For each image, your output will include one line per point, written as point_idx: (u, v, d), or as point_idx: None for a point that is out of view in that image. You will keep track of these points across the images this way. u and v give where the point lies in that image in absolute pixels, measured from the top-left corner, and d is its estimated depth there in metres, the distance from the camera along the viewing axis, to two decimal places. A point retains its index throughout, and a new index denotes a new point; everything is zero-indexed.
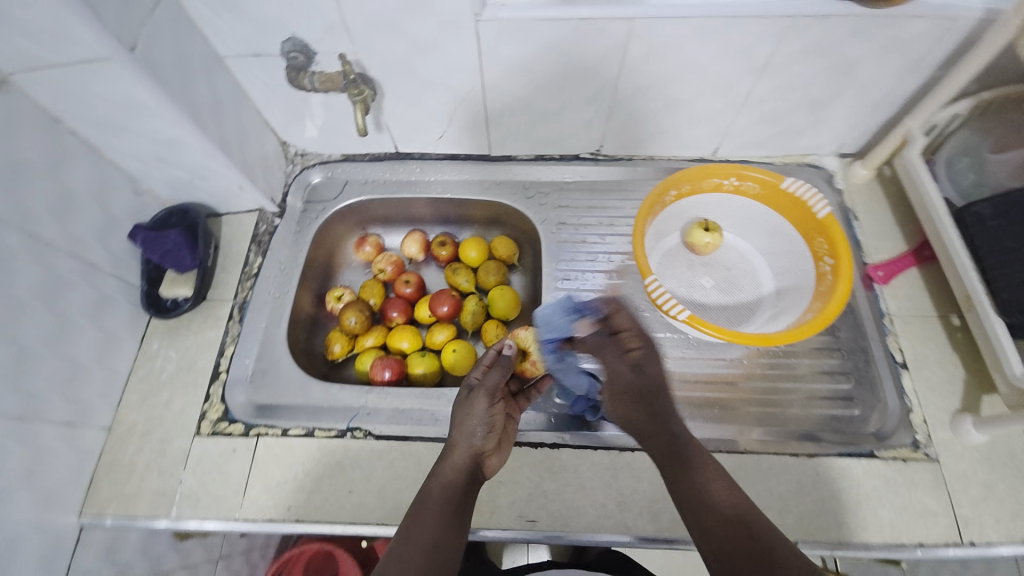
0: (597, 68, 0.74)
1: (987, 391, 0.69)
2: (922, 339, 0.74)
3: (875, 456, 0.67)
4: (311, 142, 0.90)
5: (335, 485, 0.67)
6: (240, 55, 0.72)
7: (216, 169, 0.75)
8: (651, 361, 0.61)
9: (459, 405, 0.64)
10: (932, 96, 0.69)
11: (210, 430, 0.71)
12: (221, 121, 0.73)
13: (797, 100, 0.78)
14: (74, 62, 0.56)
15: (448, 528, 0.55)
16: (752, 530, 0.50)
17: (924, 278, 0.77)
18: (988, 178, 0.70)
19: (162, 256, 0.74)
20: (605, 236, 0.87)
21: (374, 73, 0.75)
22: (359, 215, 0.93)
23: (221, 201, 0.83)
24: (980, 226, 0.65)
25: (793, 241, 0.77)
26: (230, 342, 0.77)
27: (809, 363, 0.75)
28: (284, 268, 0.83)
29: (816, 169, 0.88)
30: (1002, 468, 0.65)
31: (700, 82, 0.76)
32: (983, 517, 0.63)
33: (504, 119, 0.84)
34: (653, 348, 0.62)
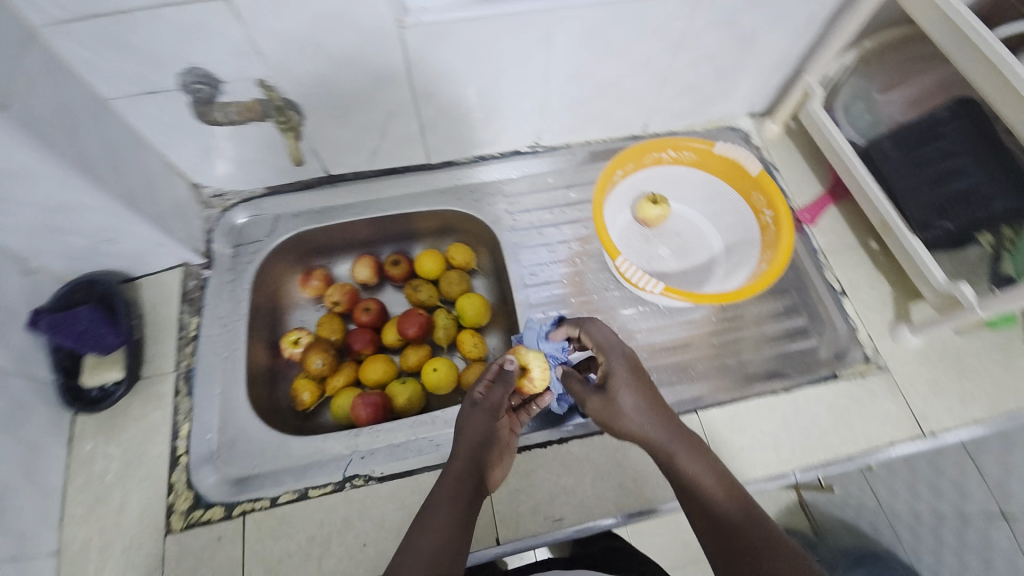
0: (527, 61, 0.73)
1: (914, 299, 0.79)
2: (852, 266, 0.83)
3: (839, 378, 0.75)
4: (226, 180, 0.81)
5: (346, 542, 0.62)
6: (131, 95, 0.63)
7: (127, 228, 0.65)
8: (620, 369, 0.58)
9: (461, 420, 0.60)
10: (825, 52, 0.77)
11: (183, 524, 0.62)
12: (121, 173, 0.63)
13: (711, 70, 0.84)
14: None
15: (452, 538, 0.50)
16: (748, 524, 0.49)
17: (842, 213, 0.87)
18: (882, 116, 0.80)
19: (77, 339, 0.63)
20: (560, 226, 0.88)
21: (292, 95, 0.69)
22: (299, 249, 0.85)
23: (135, 263, 0.73)
24: (884, 158, 0.74)
25: (732, 199, 0.82)
26: (184, 420, 0.67)
27: (764, 309, 0.81)
28: (227, 324, 0.74)
29: (734, 130, 0.95)
30: (939, 363, 0.75)
31: (626, 63, 0.78)
32: (935, 408, 0.72)
33: (439, 125, 0.81)
34: (619, 358, 0.59)
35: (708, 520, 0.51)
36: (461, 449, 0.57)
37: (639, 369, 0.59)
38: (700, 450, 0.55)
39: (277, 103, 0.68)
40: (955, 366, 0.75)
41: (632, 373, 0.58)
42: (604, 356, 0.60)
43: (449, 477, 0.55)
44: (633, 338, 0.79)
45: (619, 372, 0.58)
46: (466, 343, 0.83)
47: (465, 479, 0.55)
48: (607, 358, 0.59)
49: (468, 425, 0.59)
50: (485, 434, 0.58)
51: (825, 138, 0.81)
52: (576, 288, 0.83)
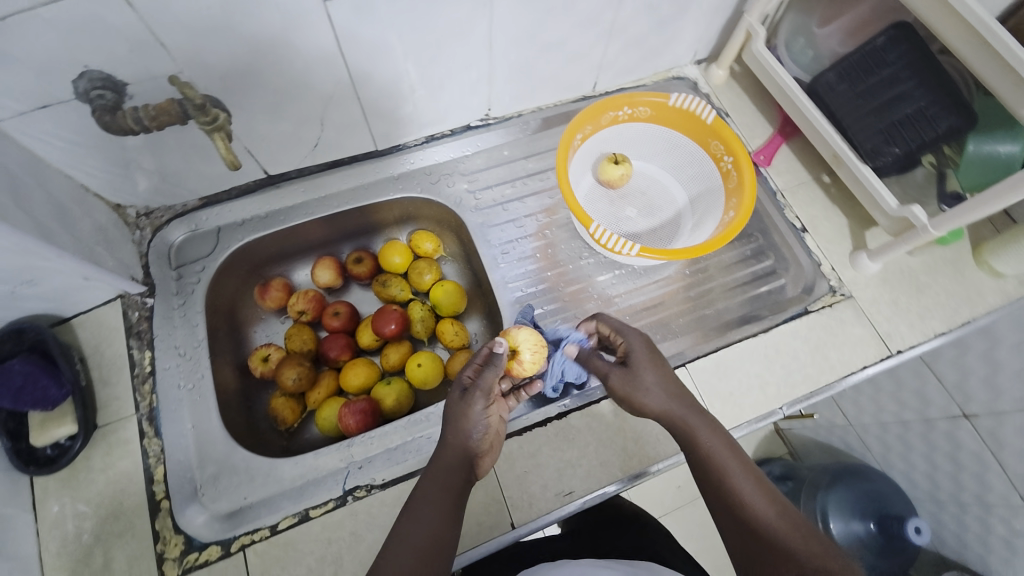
0: (469, 27, 0.68)
1: (868, 227, 0.83)
2: (810, 202, 0.85)
3: (810, 311, 0.78)
4: (153, 196, 0.73)
5: (359, 556, 0.60)
6: (20, 112, 0.54)
7: (46, 265, 0.58)
8: (637, 351, 0.61)
9: (452, 406, 0.58)
10: None
11: (179, 569, 0.58)
12: (25, 202, 0.55)
13: (656, 18, 0.81)
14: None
15: (440, 539, 0.50)
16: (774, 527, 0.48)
17: (794, 151, 0.89)
18: (822, 50, 0.81)
19: (15, 398, 0.57)
20: (525, 200, 0.85)
21: (213, 91, 0.61)
22: (250, 260, 0.79)
23: (63, 302, 0.65)
24: (832, 92, 0.76)
25: (692, 150, 0.82)
26: (157, 463, 0.62)
27: (730, 256, 0.84)
28: (186, 353, 0.68)
29: (682, 80, 0.95)
30: (896, 284, 0.80)
31: (571, 20, 0.75)
32: (898, 327, 0.77)
33: (383, 108, 0.75)
34: (637, 339, 0.62)
35: (728, 502, 0.51)
36: (452, 438, 0.56)
37: (656, 350, 0.62)
38: (717, 431, 0.56)
39: (197, 101, 0.59)
40: (911, 285, 0.80)
41: (650, 353, 0.61)
42: (622, 336, 0.63)
43: (440, 470, 0.54)
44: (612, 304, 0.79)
45: (636, 350, 0.61)
46: (447, 333, 0.80)
47: (455, 474, 0.54)
48: (626, 338, 0.62)
49: (460, 413, 0.56)
50: (477, 425, 0.56)
51: (772, 78, 0.81)
52: (550, 260, 0.82)
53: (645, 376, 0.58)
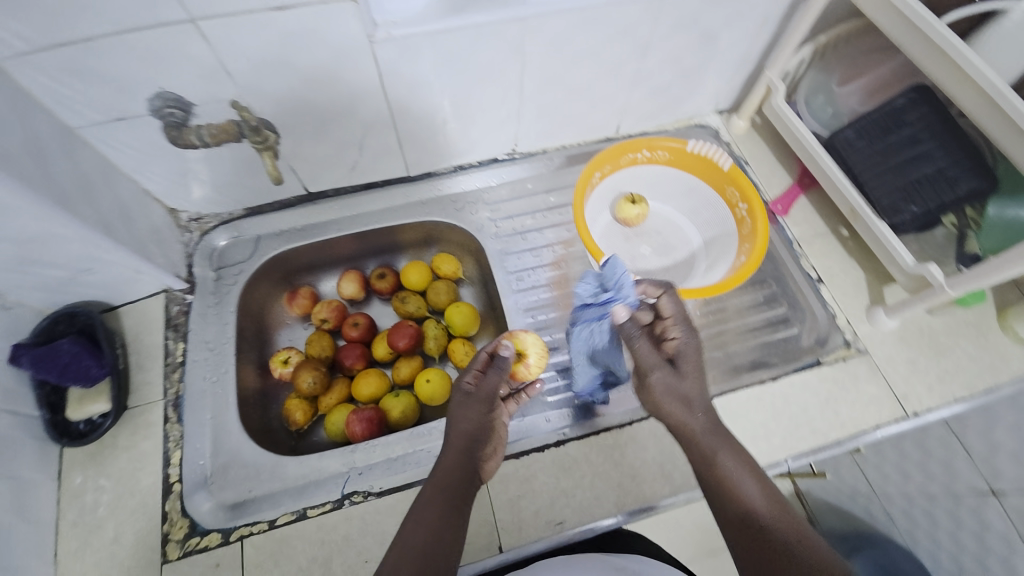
0: (500, 70, 0.74)
1: (886, 283, 0.83)
2: (827, 254, 0.86)
3: (821, 363, 0.77)
4: (204, 204, 0.80)
5: (348, 561, 0.61)
6: (102, 123, 0.63)
7: (105, 256, 0.65)
8: (687, 352, 0.58)
9: (455, 409, 0.61)
10: (783, 48, 0.80)
11: (180, 552, 0.61)
12: (95, 200, 0.62)
13: (678, 69, 0.86)
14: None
15: (442, 538, 0.53)
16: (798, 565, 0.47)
17: (813, 203, 0.90)
18: (842, 107, 0.83)
19: (60, 373, 0.61)
20: (543, 231, 0.89)
21: (266, 115, 0.69)
22: (284, 267, 0.85)
23: (114, 291, 0.71)
24: (850, 148, 0.77)
25: (708, 195, 0.85)
26: (175, 447, 0.66)
27: (740, 301, 0.83)
28: (214, 348, 0.74)
29: (704, 128, 0.98)
30: (915, 343, 0.78)
31: (595, 67, 0.80)
32: (916, 388, 0.75)
33: (418, 137, 0.81)
34: (691, 339, 0.59)
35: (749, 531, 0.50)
36: (455, 440, 0.58)
37: (704, 361, 0.59)
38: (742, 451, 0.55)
39: (252, 123, 0.69)
40: (932, 346, 0.77)
41: (698, 363, 0.58)
42: (677, 331, 0.59)
43: (441, 472, 0.57)
44: None
45: (687, 356, 0.58)
46: (457, 352, 0.84)
47: (457, 476, 0.57)
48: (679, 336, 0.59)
49: (461, 417, 0.59)
50: (479, 428, 0.59)
51: (791, 132, 0.84)
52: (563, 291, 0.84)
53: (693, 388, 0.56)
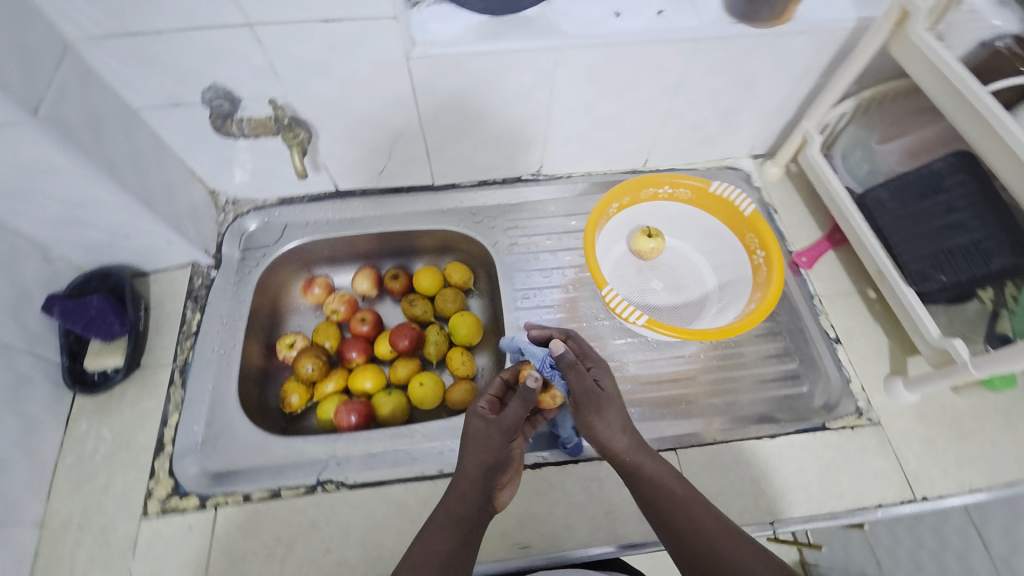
0: (530, 94, 0.77)
1: (910, 353, 0.78)
2: (848, 314, 0.82)
3: (827, 428, 0.73)
4: (242, 188, 0.86)
5: (310, 547, 0.62)
6: (158, 105, 0.69)
7: (143, 225, 0.70)
8: (606, 376, 0.60)
9: (467, 436, 0.61)
10: (823, 100, 0.79)
11: (159, 510, 0.64)
12: (142, 174, 0.68)
13: (712, 110, 0.86)
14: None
15: (454, 563, 0.54)
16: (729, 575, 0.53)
17: (840, 259, 0.86)
18: (880, 166, 0.81)
19: (86, 325, 0.67)
20: (556, 253, 0.89)
21: (307, 114, 0.74)
22: (305, 256, 0.90)
23: (148, 258, 0.77)
24: (880, 208, 0.74)
25: (728, 238, 0.83)
26: (174, 410, 0.70)
27: (754, 349, 0.80)
28: (227, 322, 0.78)
29: (735, 170, 0.97)
30: (936, 422, 0.72)
31: (626, 100, 0.81)
32: (930, 470, 0.69)
33: (446, 149, 0.85)
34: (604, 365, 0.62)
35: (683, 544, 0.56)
36: (472, 467, 0.59)
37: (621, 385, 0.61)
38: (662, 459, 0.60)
39: (285, 120, 0.71)
40: (953, 428, 0.72)
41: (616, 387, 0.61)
42: (591, 363, 0.61)
43: (455, 497, 0.59)
44: (621, 369, 0.78)
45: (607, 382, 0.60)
46: (455, 360, 0.84)
47: (470, 503, 0.58)
48: (595, 366, 0.61)
49: (476, 444, 0.60)
50: (494, 456, 0.59)
51: (823, 184, 0.82)
52: (569, 314, 0.84)
53: (610, 414, 0.58)
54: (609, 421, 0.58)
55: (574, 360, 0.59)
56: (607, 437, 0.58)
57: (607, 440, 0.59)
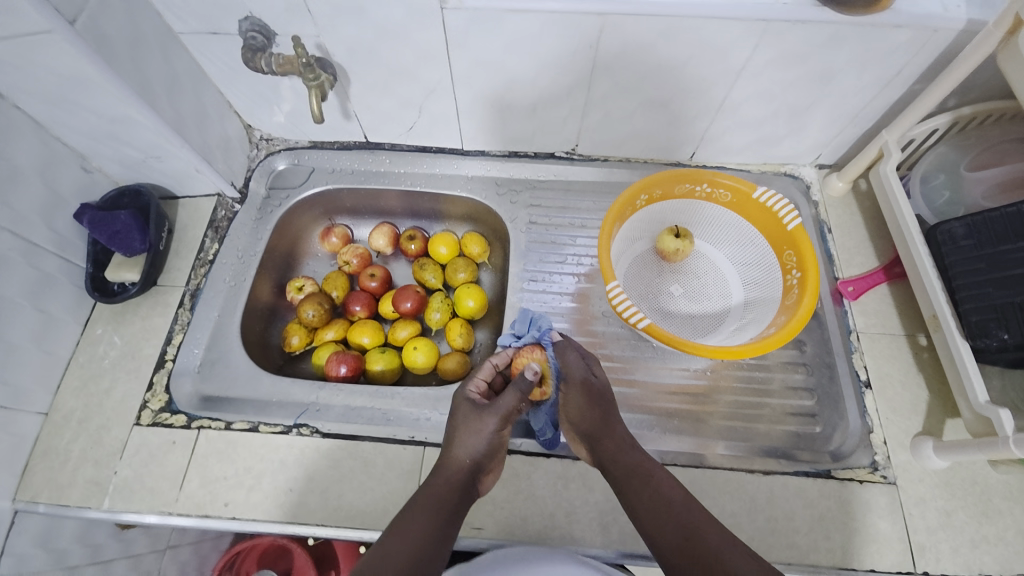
0: (570, 63, 0.71)
1: (951, 414, 0.68)
2: (888, 358, 0.72)
3: (832, 476, 0.65)
4: (277, 127, 0.87)
5: (275, 483, 0.64)
6: (198, 32, 0.69)
7: (171, 150, 0.73)
8: (598, 365, 0.64)
9: (457, 419, 0.61)
10: (910, 111, 0.68)
11: (150, 421, 0.68)
12: (175, 99, 0.70)
13: (775, 107, 0.77)
14: (19, 36, 0.54)
15: (431, 550, 0.52)
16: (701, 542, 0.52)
17: (893, 296, 0.76)
18: (965, 196, 0.72)
19: (110, 238, 0.71)
20: (576, 238, 0.84)
21: (338, 58, 0.72)
22: (328, 204, 0.90)
23: (178, 183, 0.81)
24: (952, 245, 0.64)
25: (764, 252, 0.76)
26: (179, 330, 0.75)
27: (780, 378, 0.73)
28: (242, 257, 0.81)
29: (793, 178, 0.88)
30: (962, 496, 0.64)
31: (677, 83, 0.73)
32: (939, 545, 0.61)
33: (477, 112, 0.81)
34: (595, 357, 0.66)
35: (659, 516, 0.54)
36: (458, 451, 0.58)
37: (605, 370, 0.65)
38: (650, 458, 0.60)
39: (303, 60, 0.67)
40: (979, 504, 0.63)
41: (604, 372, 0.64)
42: (586, 356, 0.64)
43: (438, 481, 0.58)
44: (620, 371, 0.74)
45: (596, 368, 0.64)
46: (453, 332, 0.82)
47: (455, 487, 0.57)
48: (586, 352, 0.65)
49: (465, 428, 0.60)
50: (484, 443, 0.59)
51: (890, 207, 0.72)
52: (579, 304, 0.80)
53: (574, 375, 0.62)
54: (572, 383, 0.62)
55: (568, 347, 0.65)
56: (564, 394, 0.62)
57: (569, 408, 0.62)
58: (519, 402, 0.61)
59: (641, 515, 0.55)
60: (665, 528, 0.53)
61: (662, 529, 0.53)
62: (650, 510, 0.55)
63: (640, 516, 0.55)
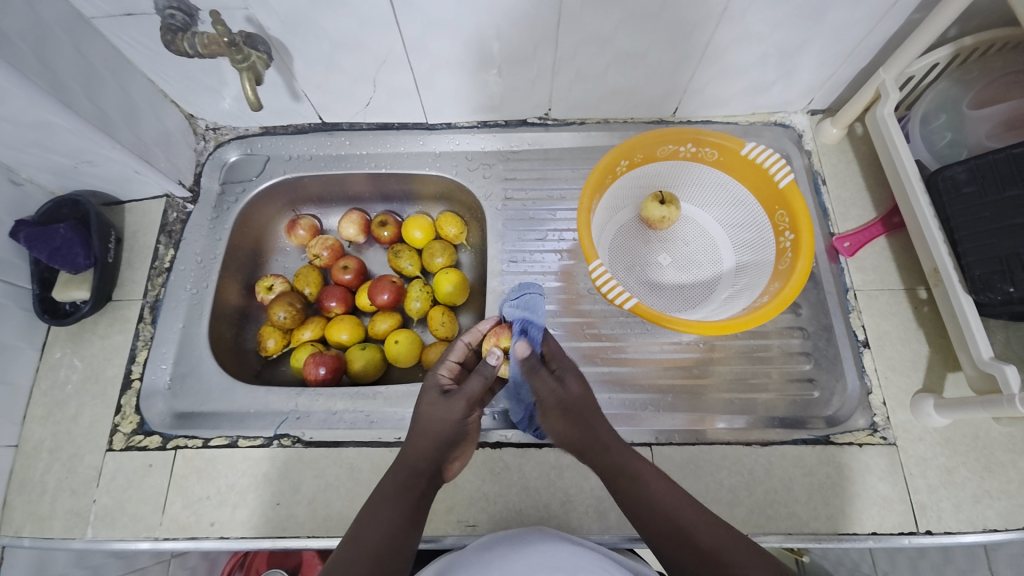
0: (534, 17, 0.63)
1: (952, 368, 0.66)
2: (886, 314, 0.69)
3: (831, 442, 0.64)
4: (222, 116, 0.80)
5: (262, 497, 0.62)
6: (110, 16, 0.61)
7: (103, 153, 0.67)
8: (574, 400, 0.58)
9: (427, 400, 0.58)
10: (909, 46, 0.62)
11: (123, 444, 0.65)
12: (95, 95, 0.63)
13: (761, 52, 0.70)
14: None
15: (398, 537, 0.51)
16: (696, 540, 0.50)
17: (891, 248, 0.73)
18: (965, 137, 0.67)
19: (50, 255, 0.66)
20: (556, 212, 0.79)
21: (273, 33, 0.64)
22: (292, 195, 0.85)
23: (121, 187, 0.75)
24: (954, 193, 0.60)
25: (754, 212, 0.71)
26: (143, 347, 0.71)
27: (778, 344, 0.70)
28: (201, 261, 0.76)
29: (783, 128, 0.82)
30: (963, 451, 0.62)
31: (654, 31, 0.66)
32: (941, 502, 0.60)
33: (437, 82, 0.74)
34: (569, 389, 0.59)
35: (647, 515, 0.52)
36: (422, 440, 0.55)
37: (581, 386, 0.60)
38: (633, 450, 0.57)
39: (226, 39, 0.59)
40: (980, 458, 0.62)
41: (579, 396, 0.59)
42: (555, 360, 0.60)
43: (409, 464, 0.55)
44: (611, 352, 0.71)
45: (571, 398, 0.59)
46: (435, 320, 0.78)
47: (419, 469, 0.55)
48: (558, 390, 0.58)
49: (431, 414, 0.56)
50: (449, 429, 0.56)
51: (889, 155, 0.67)
52: (563, 282, 0.75)
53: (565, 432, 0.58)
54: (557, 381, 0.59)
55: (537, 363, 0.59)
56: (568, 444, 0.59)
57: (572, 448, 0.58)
58: (485, 386, 0.58)
59: (629, 505, 0.54)
60: (656, 525, 0.52)
61: (656, 531, 0.51)
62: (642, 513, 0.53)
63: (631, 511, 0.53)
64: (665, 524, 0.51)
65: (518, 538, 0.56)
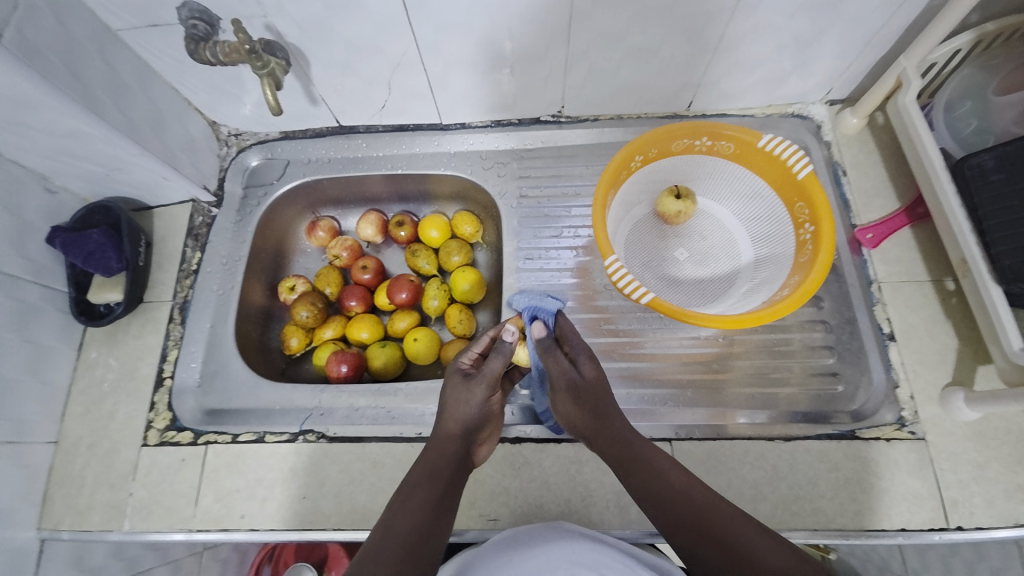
0: (545, 15, 0.63)
1: (982, 361, 0.64)
2: (912, 306, 0.68)
3: (857, 437, 0.63)
4: (243, 122, 0.82)
5: (289, 491, 0.64)
6: (137, 27, 0.63)
7: (132, 159, 0.69)
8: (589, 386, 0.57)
9: (450, 386, 0.60)
10: (932, 31, 0.61)
11: (157, 440, 0.68)
12: (124, 105, 0.66)
13: (777, 42, 0.69)
14: None
15: (429, 526, 0.51)
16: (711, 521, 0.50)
17: (916, 239, 0.71)
18: (992, 124, 0.65)
19: (85, 259, 0.69)
20: (571, 209, 0.79)
21: (291, 39, 0.66)
22: (311, 197, 0.86)
23: (150, 193, 0.77)
24: (981, 181, 0.59)
25: (773, 204, 0.70)
26: (173, 346, 0.73)
27: (800, 338, 0.69)
28: (227, 263, 0.78)
29: (802, 119, 0.81)
30: (996, 445, 0.61)
31: (666, 25, 0.66)
32: (973, 498, 0.59)
33: (451, 82, 0.75)
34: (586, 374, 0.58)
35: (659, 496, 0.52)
36: (448, 424, 0.57)
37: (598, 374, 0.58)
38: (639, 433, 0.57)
39: (248, 47, 0.60)
40: (1013, 452, 0.60)
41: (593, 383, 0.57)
42: (571, 343, 0.61)
43: (437, 454, 0.56)
44: (629, 347, 0.71)
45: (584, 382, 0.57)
46: (452, 318, 0.79)
47: (447, 456, 0.56)
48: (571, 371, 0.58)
49: (454, 399, 0.58)
50: (473, 412, 0.57)
51: (912, 143, 0.65)
52: (579, 279, 0.76)
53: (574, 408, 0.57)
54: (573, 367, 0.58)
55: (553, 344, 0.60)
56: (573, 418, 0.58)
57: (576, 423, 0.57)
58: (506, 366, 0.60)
59: (641, 489, 0.53)
60: (669, 507, 0.51)
61: (670, 515, 0.51)
62: (653, 496, 0.52)
63: (642, 493, 0.53)
64: (681, 508, 0.51)
65: (532, 535, 0.56)
